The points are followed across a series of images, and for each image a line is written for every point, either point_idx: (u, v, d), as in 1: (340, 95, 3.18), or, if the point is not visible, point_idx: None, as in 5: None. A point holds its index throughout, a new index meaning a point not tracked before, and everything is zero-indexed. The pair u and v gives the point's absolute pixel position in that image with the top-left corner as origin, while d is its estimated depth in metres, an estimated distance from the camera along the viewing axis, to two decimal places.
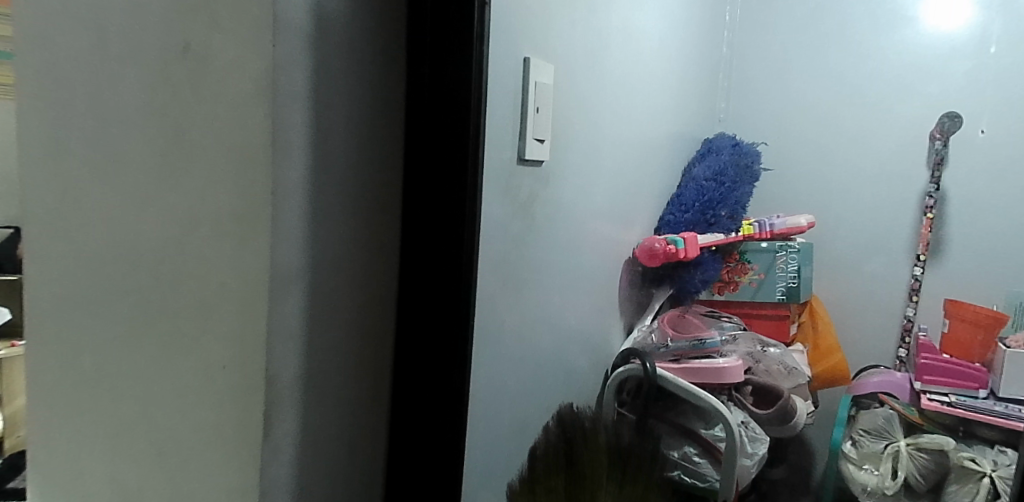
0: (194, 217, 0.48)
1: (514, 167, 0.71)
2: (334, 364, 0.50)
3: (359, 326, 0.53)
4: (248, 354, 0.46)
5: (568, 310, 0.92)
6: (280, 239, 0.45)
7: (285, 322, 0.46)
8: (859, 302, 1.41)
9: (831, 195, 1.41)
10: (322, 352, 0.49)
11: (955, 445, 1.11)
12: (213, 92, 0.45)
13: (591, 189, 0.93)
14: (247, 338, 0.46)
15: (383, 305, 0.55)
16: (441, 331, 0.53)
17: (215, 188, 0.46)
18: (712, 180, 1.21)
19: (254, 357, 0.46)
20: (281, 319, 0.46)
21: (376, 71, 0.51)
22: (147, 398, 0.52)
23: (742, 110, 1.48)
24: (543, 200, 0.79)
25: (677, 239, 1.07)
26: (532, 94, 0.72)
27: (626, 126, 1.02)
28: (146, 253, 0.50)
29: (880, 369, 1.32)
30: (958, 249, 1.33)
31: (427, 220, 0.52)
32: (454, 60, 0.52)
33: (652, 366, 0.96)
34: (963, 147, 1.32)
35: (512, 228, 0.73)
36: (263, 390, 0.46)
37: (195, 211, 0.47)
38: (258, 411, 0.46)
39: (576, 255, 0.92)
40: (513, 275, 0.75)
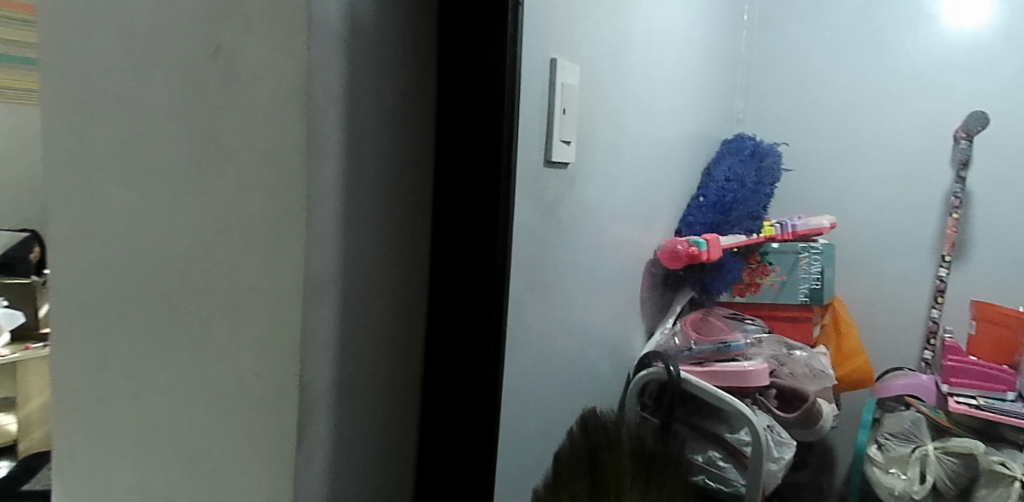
0: (225, 221, 0.47)
1: (540, 169, 0.71)
2: (367, 370, 0.50)
3: (391, 331, 0.52)
4: (282, 360, 0.45)
5: (592, 313, 0.90)
6: (314, 244, 0.44)
7: (319, 328, 0.45)
8: (881, 304, 1.39)
9: (851, 195, 1.39)
10: (355, 357, 0.48)
11: (984, 448, 1.08)
12: (245, 95, 0.45)
13: (614, 191, 0.92)
14: (281, 344, 0.45)
15: (414, 310, 0.54)
16: (475, 336, 0.52)
17: (247, 192, 0.46)
18: (734, 181, 1.20)
19: (287, 363, 0.45)
20: (315, 324, 0.45)
21: (408, 73, 0.50)
22: (177, 408, 0.51)
23: (760, 110, 1.46)
24: (568, 202, 0.79)
25: (700, 240, 1.05)
26: (559, 95, 0.71)
27: (649, 126, 1.01)
28: (176, 258, 0.50)
29: (907, 371, 1.30)
30: (985, 249, 1.30)
31: (460, 221, 0.51)
32: (485, 61, 0.51)
33: (676, 369, 0.95)
34: (988, 146, 1.30)
35: (538, 231, 0.72)
36: (297, 397, 0.45)
37: (226, 216, 0.47)
38: (292, 419, 0.45)
39: (598, 258, 0.90)
40: (538, 278, 0.74)
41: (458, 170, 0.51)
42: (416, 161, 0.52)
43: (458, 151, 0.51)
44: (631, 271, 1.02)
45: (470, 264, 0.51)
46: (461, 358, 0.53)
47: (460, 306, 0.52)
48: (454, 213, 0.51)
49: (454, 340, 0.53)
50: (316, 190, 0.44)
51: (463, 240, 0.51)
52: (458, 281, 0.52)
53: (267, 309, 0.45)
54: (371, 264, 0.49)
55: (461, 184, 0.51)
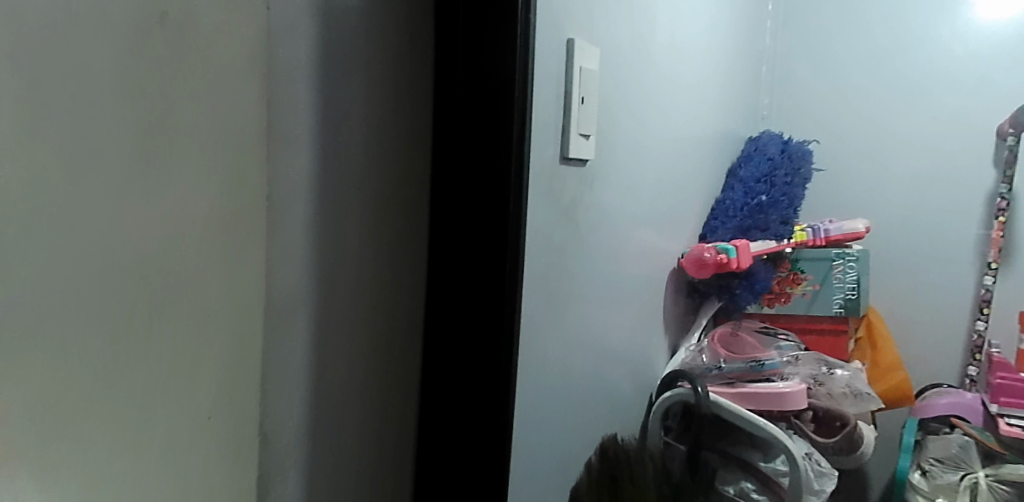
0: (159, 227, 0.35)
1: (556, 166, 0.62)
2: (355, 409, 0.40)
3: (378, 361, 0.42)
4: (241, 398, 0.37)
5: (611, 329, 0.81)
6: (278, 253, 0.36)
7: (289, 356, 0.37)
8: (919, 315, 1.29)
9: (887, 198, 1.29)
10: (334, 394, 0.39)
11: None
12: (189, 62, 0.35)
13: (637, 192, 0.83)
14: (238, 379, 0.36)
15: (408, 332, 0.45)
16: (483, 361, 0.44)
17: (186, 189, 0.35)
18: (762, 182, 1.10)
19: (247, 401, 0.37)
20: (282, 352, 0.37)
21: (399, 45, 0.41)
22: (63, 469, 0.37)
23: (786, 107, 1.36)
24: (586, 204, 0.69)
25: (729, 247, 0.96)
26: (577, 80, 0.62)
27: (673, 122, 0.92)
28: (71, 280, 0.35)
29: (946, 388, 1.18)
30: None
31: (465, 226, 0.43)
32: (493, 32, 0.42)
33: (704, 390, 0.85)
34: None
35: (554, 236, 0.63)
36: (258, 442, 0.37)
37: (163, 220, 0.35)
38: (252, 468, 0.37)
39: (617, 268, 0.81)
40: (555, 291, 0.65)
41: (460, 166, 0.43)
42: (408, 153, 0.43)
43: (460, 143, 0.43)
44: (654, 280, 0.93)
45: (477, 278, 0.43)
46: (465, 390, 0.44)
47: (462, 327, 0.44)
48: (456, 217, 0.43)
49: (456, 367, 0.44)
50: (282, 187, 0.35)
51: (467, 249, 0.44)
52: (459, 297, 0.44)
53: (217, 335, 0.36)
54: (355, 279, 0.40)
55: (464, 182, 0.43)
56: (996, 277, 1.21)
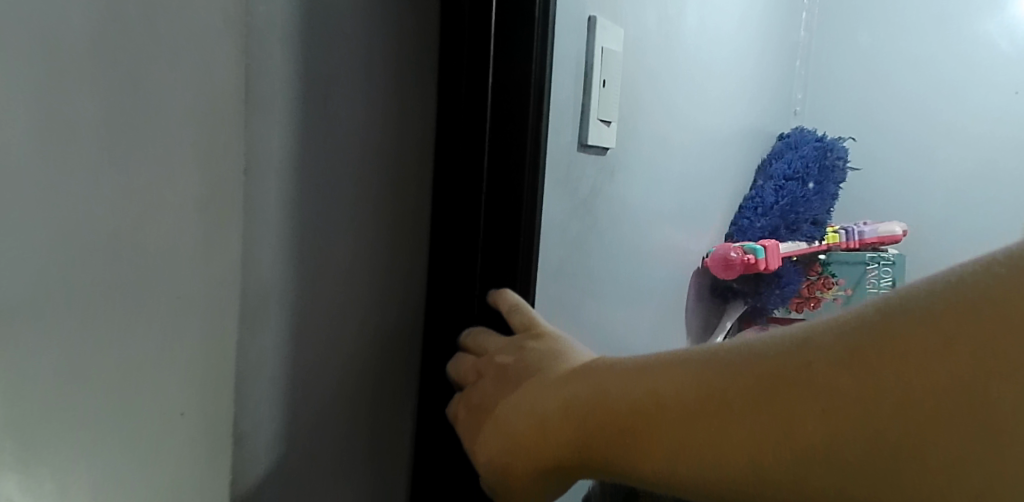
0: (136, 211, 0.30)
1: (574, 154, 0.58)
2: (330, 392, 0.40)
3: (364, 342, 0.42)
4: (215, 386, 0.34)
5: (630, 329, 0.77)
6: (253, 229, 0.34)
7: (263, 338, 0.36)
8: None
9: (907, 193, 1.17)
10: (312, 370, 0.39)
11: None
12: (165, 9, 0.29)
13: (661, 186, 0.79)
14: (213, 365, 0.34)
15: (401, 315, 0.44)
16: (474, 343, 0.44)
17: (160, 157, 0.30)
18: (794, 179, 1.05)
19: (221, 389, 0.34)
20: (259, 334, 0.35)
21: (385, 20, 0.39)
22: None
23: (820, 102, 1.30)
24: (604, 195, 0.64)
25: (758, 247, 0.91)
26: (599, 62, 0.58)
27: (701, 114, 0.87)
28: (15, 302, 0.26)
29: None
30: None
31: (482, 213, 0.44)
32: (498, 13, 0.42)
33: None
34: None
35: (570, 228, 0.59)
36: (230, 428, 0.35)
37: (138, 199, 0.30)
38: (225, 458, 0.35)
39: (636, 264, 0.76)
40: (570, 286, 0.61)
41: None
42: None
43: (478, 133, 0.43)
44: (675, 280, 0.88)
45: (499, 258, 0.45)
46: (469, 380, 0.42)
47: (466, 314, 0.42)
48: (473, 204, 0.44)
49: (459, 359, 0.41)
50: (259, 159, 0.34)
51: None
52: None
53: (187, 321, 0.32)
54: None
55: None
56: None
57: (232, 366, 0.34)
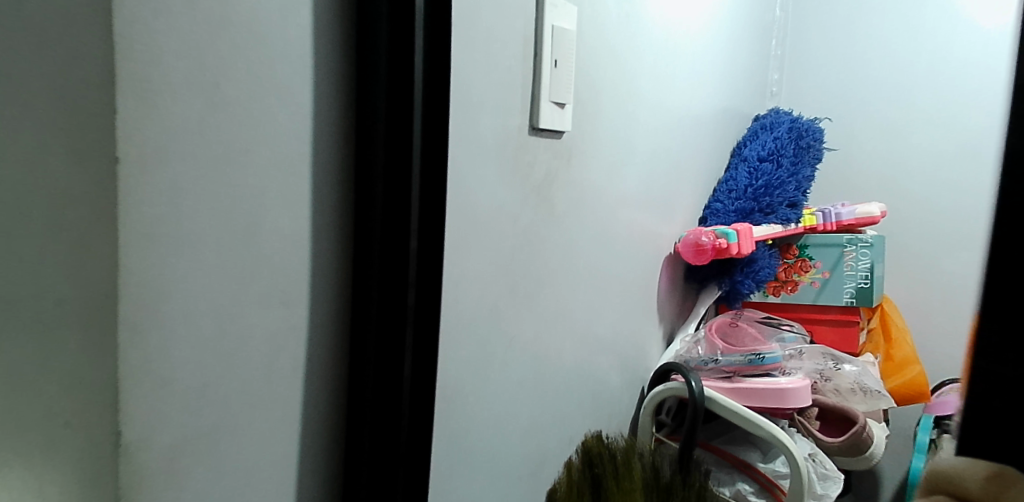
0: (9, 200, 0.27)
1: (525, 139, 0.55)
2: (240, 415, 0.34)
3: None
4: (92, 408, 0.29)
5: (593, 317, 0.74)
6: (132, 228, 0.28)
7: (152, 360, 0.29)
8: (944, 302, 1.09)
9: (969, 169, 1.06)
10: (221, 392, 0.33)
11: None
12: None
13: (621, 173, 0.75)
14: (92, 385, 0.29)
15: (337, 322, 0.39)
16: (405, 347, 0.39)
17: (32, 142, 0.27)
18: (768, 161, 1.01)
19: (101, 414, 0.29)
20: (143, 356, 0.29)
21: None
22: None
23: (798, 82, 1.20)
24: (561, 181, 0.62)
25: (729, 231, 0.88)
26: (549, 41, 0.55)
27: (663, 98, 0.83)
28: None
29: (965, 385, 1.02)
30: None
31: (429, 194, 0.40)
32: None
33: (698, 384, 0.79)
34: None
35: (525, 216, 0.57)
36: (113, 465, 0.29)
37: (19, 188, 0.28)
38: (107, 493, 0.29)
39: (596, 251, 0.73)
40: (523, 277, 0.58)
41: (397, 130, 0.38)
42: (333, 114, 0.37)
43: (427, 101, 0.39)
44: (639, 268, 0.84)
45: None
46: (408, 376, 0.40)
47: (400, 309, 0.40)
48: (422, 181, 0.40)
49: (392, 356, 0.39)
50: (134, 143, 0.28)
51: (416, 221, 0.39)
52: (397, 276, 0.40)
53: (68, 321, 0.29)
54: (261, 258, 0.34)
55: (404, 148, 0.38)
56: None
57: (113, 391, 0.29)
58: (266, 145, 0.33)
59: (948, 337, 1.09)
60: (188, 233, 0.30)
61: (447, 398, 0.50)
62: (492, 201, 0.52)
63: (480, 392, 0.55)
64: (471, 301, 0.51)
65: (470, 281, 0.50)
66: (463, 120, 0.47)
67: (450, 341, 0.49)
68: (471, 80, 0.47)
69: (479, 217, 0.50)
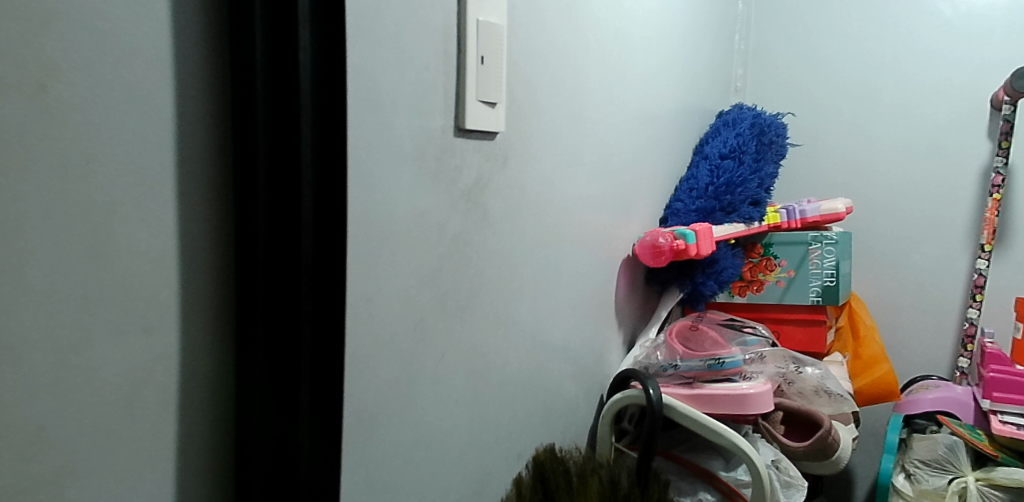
0: None
1: (451, 141, 0.52)
2: (91, 456, 0.30)
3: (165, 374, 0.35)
4: None
5: (542, 325, 0.71)
6: None
7: None
8: (916, 298, 1.05)
9: (941, 159, 1.02)
10: (63, 431, 0.29)
11: None
12: None
13: (569, 173, 0.72)
14: None
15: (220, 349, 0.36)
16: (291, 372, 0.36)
17: None
18: (729, 158, 0.97)
19: None
20: None
21: None
22: None
23: (762, 76, 1.17)
24: (496, 184, 0.58)
25: (687, 232, 0.82)
26: (472, 36, 0.52)
27: (612, 95, 0.80)
28: None
29: (936, 380, 0.96)
30: None
31: (322, 205, 0.37)
32: None
33: (656, 390, 0.76)
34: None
35: (455, 223, 0.54)
36: None
37: None
38: None
39: (543, 257, 0.69)
40: (454, 287, 0.55)
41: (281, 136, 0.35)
42: (205, 119, 0.34)
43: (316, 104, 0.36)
44: (592, 272, 0.81)
45: None
46: (303, 403, 0.37)
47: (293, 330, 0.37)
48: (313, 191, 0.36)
49: (283, 381, 0.37)
50: None
51: (305, 235, 0.36)
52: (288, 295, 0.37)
53: None
54: (114, 283, 0.30)
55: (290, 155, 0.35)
56: (991, 259, 0.95)
57: None
58: (117, 156, 0.30)
59: (919, 333, 1.05)
60: (17, 256, 0.27)
61: (364, 422, 0.47)
62: (413, 209, 0.49)
63: (406, 412, 0.51)
64: (390, 316, 0.48)
65: (386, 294, 0.47)
66: (371, 123, 0.44)
67: (365, 359, 0.46)
68: (381, 81, 0.44)
69: (395, 226, 0.47)
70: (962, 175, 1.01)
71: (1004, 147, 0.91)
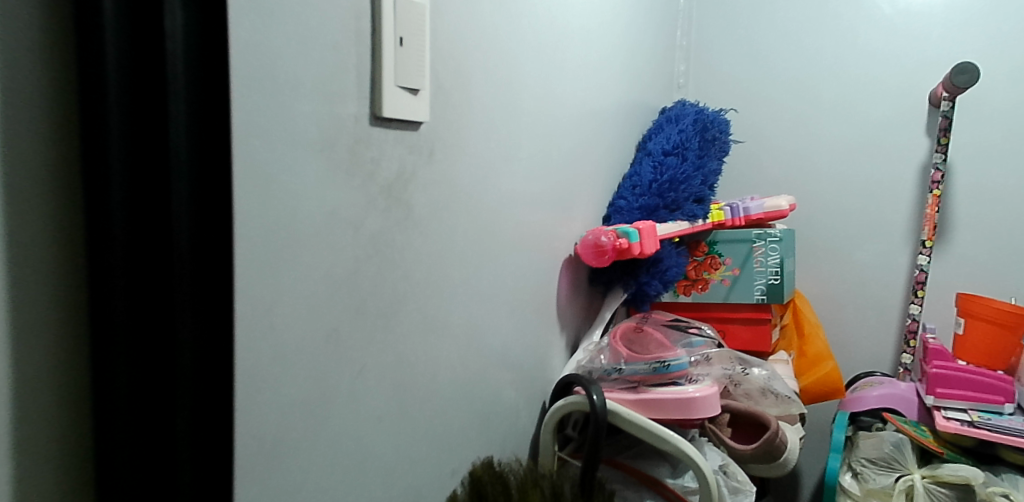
0: None
1: (367, 131, 0.47)
2: None
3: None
4: None
5: (478, 330, 0.67)
6: None
7: None
8: (859, 294, 1.06)
9: (880, 156, 1.03)
10: None
11: (985, 476, 0.77)
12: None
13: (505, 169, 0.68)
14: None
15: (70, 374, 0.31)
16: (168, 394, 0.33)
17: None
18: (673, 155, 0.94)
19: None
20: None
21: None
22: None
23: (705, 72, 1.16)
24: (422, 180, 0.54)
25: (630, 230, 0.79)
26: (389, 15, 0.47)
27: (550, 88, 0.76)
28: None
29: (879, 376, 0.96)
30: (966, 228, 0.96)
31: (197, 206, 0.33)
32: None
33: (600, 396, 0.73)
34: (993, 104, 0.94)
35: (374, 222, 0.48)
36: None
37: None
38: None
39: (478, 258, 0.65)
40: (374, 293, 0.50)
41: (142, 123, 0.31)
42: None
43: (185, 86, 0.32)
44: (532, 273, 0.76)
45: None
46: (179, 428, 0.33)
47: (161, 348, 0.33)
48: (183, 191, 0.32)
49: (152, 406, 0.33)
50: None
51: (176, 241, 0.32)
52: (155, 308, 0.32)
53: None
54: None
55: (155, 144, 0.31)
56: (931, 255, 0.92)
57: None
58: None
59: (861, 329, 1.06)
60: None
61: (267, 447, 0.41)
62: (323, 205, 0.43)
63: (319, 432, 0.45)
64: (297, 327, 0.42)
65: (291, 301, 0.41)
66: (269, 104, 0.38)
67: (267, 377, 0.40)
68: (279, 57, 0.39)
69: (300, 224, 0.41)
70: (901, 172, 1.01)
71: (944, 144, 0.90)
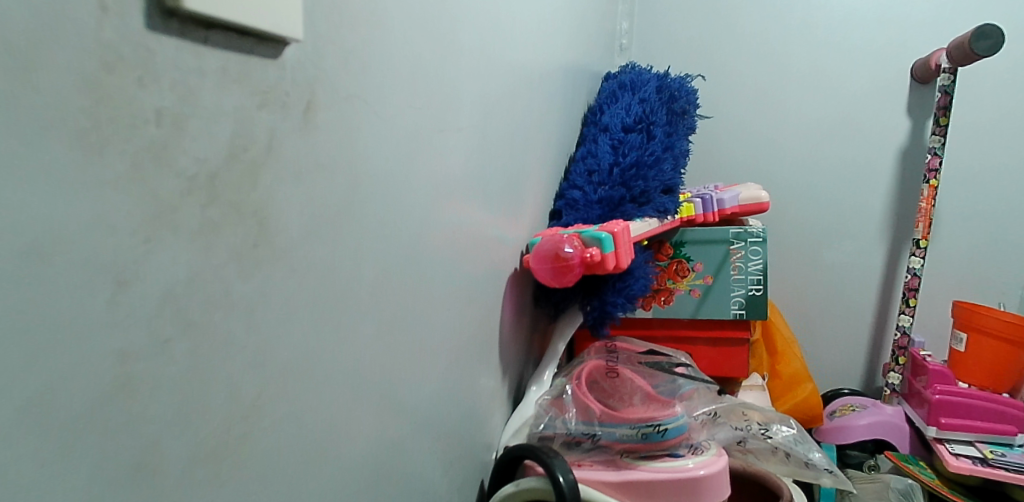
0: None
1: (137, 39, 0.18)
2: None
3: None
4: None
5: (399, 412, 0.41)
6: None
7: None
8: (828, 299, 0.92)
9: (854, 139, 0.89)
10: None
11: None
12: None
13: (438, 143, 0.42)
14: None
15: None
16: None
17: None
18: (635, 131, 0.72)
19: None
20: None
21: None
22: None
23: (652, 33, 0.95)
24: (292, 165, 0.26)
25: (602, 236, 0.56)
26: None
27: (491, 24, 0.51)
28: None
29: (867, 402, 0.84)
30: (950, 223, 0.90)
31: None
32: None
33: (568, 476, 0.49)
34: (975, 87, 0.87)
35: (172, 263, 0.20)
36: None
37: None
38: None
39: (399, 295, 0.38)
40: (183, 422, 0.22)
41: None
42: None
43: None
44: (469, 302, 0.51)
45: None
46: None
47: None
48: None
49: None
50: None
51: None
52: None
53: None
54: None
55: None
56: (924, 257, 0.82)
57: None
58: None
59: (830, 338, 0.93)
60: None
61: None
62: None
63: None
64: None
65: None
66: None
67: None
68: None
69: None
70: (877, 158, 0.88)
71: (942, 124, 0.79)
